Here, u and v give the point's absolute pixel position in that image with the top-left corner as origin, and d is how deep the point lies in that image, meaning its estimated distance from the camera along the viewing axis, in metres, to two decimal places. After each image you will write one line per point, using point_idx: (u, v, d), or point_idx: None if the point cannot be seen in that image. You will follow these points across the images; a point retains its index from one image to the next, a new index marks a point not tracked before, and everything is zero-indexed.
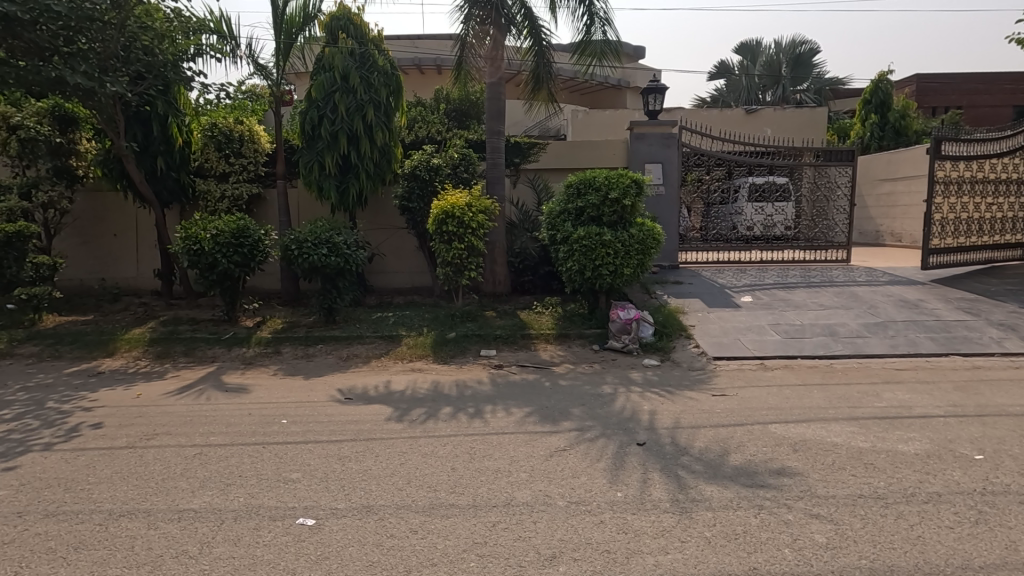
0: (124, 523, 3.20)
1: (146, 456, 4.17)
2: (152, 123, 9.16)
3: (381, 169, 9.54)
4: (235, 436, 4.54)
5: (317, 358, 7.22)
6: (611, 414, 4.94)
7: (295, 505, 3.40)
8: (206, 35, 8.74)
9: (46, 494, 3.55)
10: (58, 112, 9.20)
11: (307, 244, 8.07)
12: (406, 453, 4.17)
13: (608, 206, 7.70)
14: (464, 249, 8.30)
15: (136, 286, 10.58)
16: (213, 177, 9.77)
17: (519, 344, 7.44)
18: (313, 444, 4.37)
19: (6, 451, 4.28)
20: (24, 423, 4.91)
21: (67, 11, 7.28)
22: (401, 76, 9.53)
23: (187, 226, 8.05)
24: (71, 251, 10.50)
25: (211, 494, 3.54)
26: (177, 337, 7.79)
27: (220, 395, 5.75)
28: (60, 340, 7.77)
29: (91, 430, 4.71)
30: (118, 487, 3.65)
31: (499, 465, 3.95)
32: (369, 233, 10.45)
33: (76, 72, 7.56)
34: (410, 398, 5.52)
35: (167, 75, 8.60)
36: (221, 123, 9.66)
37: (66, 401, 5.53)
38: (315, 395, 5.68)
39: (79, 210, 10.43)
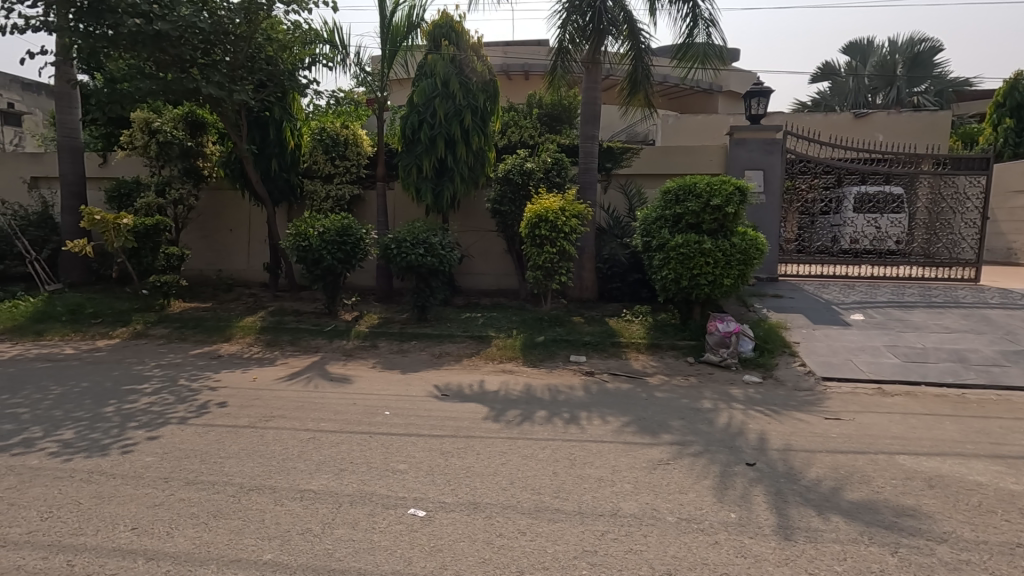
0: (253, 497, 3.44)
1: (267, 436, 4.48)
2: (269, 127, 9.90)
3: (474, 173, 9.75)
4: (343, 424, 4.78)
5: (412, 354, 7.45)
6: (714, 430, 4.72)
7: (405, 495, 3.51)
8: (321, 46, 9.35)
9: (185, 464, 3.90)
10: (189, 117, 10.15)
11: (405, 243, 8.35)
12: (506, 453, 4.20)
13: (709, 213, 7.41)
14: (555, 253, 8.26)
15: (246, 278, 11.46)
16: (319, 178, 10.41)
17: (609, 352, 7.30)
18: (416, 437, 4.50)
19: (150, 422, 4.75)
20: (162, 397, 5.44)
21: (206, 27, 8.02)
22: (498, 81, 9.68)
23: (297, 224, 8.58)
24: (193, 244, 11.57)
25: (327, 477, 3.74)
26: (284, 327, 8.34)
27: (326, 384, 6.09)
28: (185, 324, 8.56)
29: (218, 409, 5.14)
30: (245, 463, 3.94)
31: (601, 473, 3.87)
32: (461, 235, 10.70)
33: (210, 83, 8.31)
34: (504, 399, 5.57)
35: (284, 83, 9.15)
36: (329, 128, 10.32)
37: (195, 380, 6.08)
38: (412, 389, 5.87)
39: (201, 206, 11.46)
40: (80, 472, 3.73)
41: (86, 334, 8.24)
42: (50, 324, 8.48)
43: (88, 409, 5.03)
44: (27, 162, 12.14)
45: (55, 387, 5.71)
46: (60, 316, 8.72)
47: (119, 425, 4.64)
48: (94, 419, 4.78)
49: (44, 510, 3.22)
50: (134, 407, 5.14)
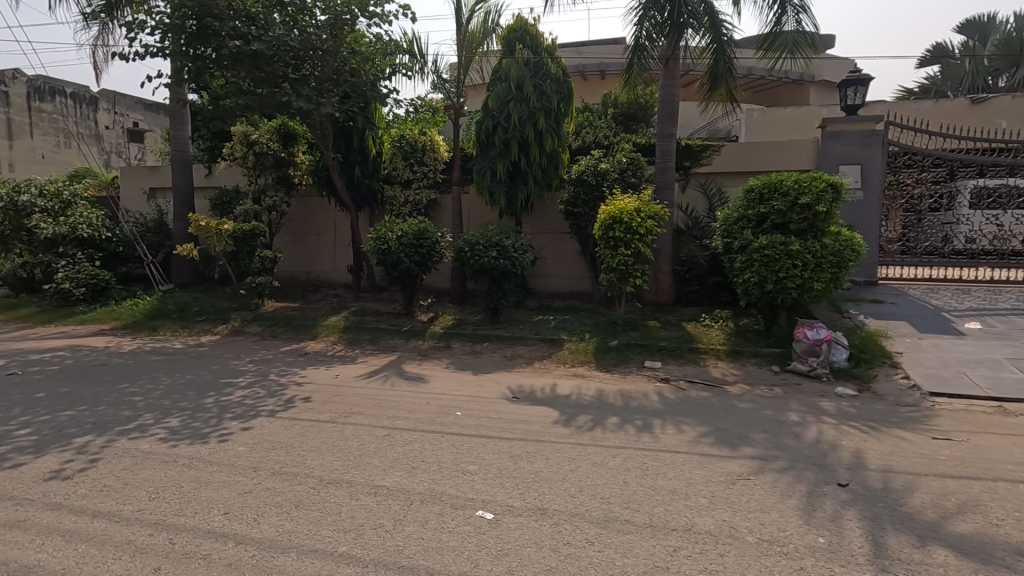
0: (330, 490, 3.61)
1: (346, 432, 4.69)
2: (353, 136, 10.45)
3: (548, 175, 9.73)
4: (417, 423, 4.91)
5: (484, 355, 7.54)
6: (802, 446, 4.40)
7: (474, 497, 3.54)
8: (400, 56, 9.70)
9: (272, 455, 4.16)
10: (282, 129, 10.89)
11: (479, 246, 8.45)
12: (576, 459, 4.14)
13: (797, 212, 6.93)
14: (630, 255, 8.05)
15: (332, 279, 12.11)
16: (399, 183, 10.80)
17: (685, 358, 7.02)
18: (486, 438, 4.54)
19: (244, 413, 5.13)
20: (254, 390, 5.86)
21: (297, 44, 8.57)
22: (572, 82, 9.61)
23: (377, 228, 8.93)
24: (285, 248, 12.39)
25: (400, 475, 3.85)
26: (364, 327, 8.72)
27: (402, 382, 6.30)
28: (276, 322, 9.17)
29: (303, 403, 5.45)
30: (325, 457, 4.14)
31: (675, 485, 3.71)
32: (534, 237, 10.71)
33: (300, 96, 8.86)
34: (575, 404, 5.49)
35: (366, 93, 9.59)
36: (408, 135, 10.69)
37: (284, 376, 6.49)
38: (484, 391, 5.93)
39: (293, 212, 12.26)
40: (183, 457, 4.08)
41: (192, 330, 9.03)
42: (163, 320, 9.38)
43: (192, 400, 5.50)
44: (147, 175, 13.56)
45: (165, 378, 6.30)
46: (171, 313, 9.63)
47: (217, 415, 5.03)
48: (196, 408, 5.22)
49: (152, 491, 3.55)
50: (230, 399, 5.56)
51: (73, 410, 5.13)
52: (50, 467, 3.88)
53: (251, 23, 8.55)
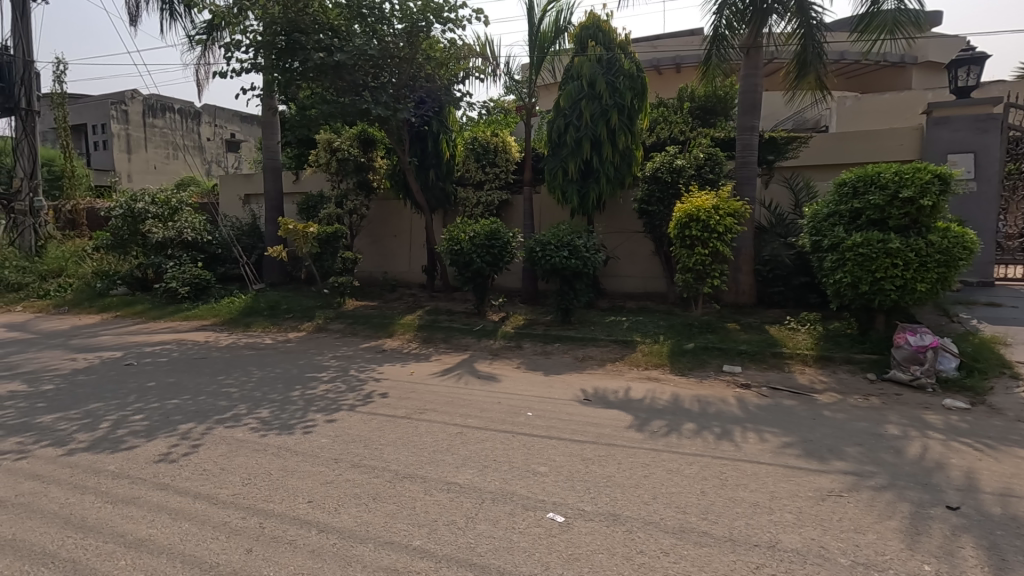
0: (406, 484, 3.72)
1: (420, 428, 4.82)
2: (427, 140, 10.65)
3: (621, 173, 9.55)
4: (488, 422, 4.96)
5: (555, 356, 7.50)
6: (903, 462, 4.02)
7: (544, 498, 3.53)
8: (474, 59, 9.93)
9: (352, 447, 4.35)
10: (362, 136, 11.43)
11: (550, 246, 8.41)
12: (650, 466, 4.01)
13: (898, 207, 6.36)
14: (707, 255, 7.71)
15: (407, 279, 12.53)
16: (471, 185, 11.01)
17: (768, 363, 6.63)
18: (557, 440, 4.51)
19: (327, 406, 5.40)
20: (336, 385, 6.16)
21: (376, 53, 8.96)
22: (647, 77, 9.37)
23: (450, 230, 9.13)
24: (365, 249, 12.96)
25: (472, 473, 3.90)
26: (438, 326, 8.94)
27: (475, 381, 6.39)
28: (356, 320, 9.61)
29: (380, 399, 5.66)
30: (401, 452, 4.27)
31: (757, 498, 3.51)
32: (607, 237, 10.53)
33: (379, 103, 9.21)
34: (649, 408, 5.34)
35: (442, 97, 9.98)
36: (480, 137, 10.89)
37: (363, 371, 6.78)
38: (555, 392, 5.89)
39: (371, 215, 12.79)
40: (271, 447, 4.36)
41: (281, 327, 9.65)
42: (256, 317, 10.09)
43: (280, 392, 5.86)
44: (242, 183, 14.69)
45: (257, 371, 6.76)
46: (262, 311, 10.33)
47: (303, 408, 5.33)
48: (284, 401, 5.55)
49: (244, 477, 3.81)
50: (314, 392, 5.88)
51: (179, 399, 5.62)
52: (159, 450, 4.27)
53: (341, 39, 8.94)
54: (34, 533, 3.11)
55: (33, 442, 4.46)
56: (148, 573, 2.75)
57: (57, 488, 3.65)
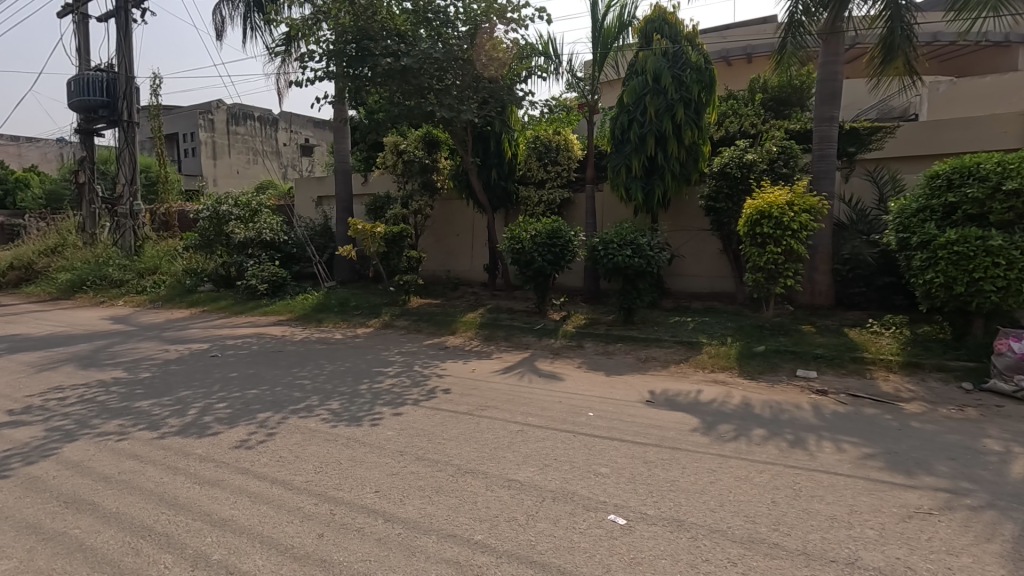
0: (468, 479, 3.78)
1: (482, 424, 4.88)
2: (490, 140, 10.86)
3: (687, 169, 9.27)
4: (549, 421, 4.95)
5: (617, 356, 7.38)
6: (1004, 481, 3.66)
7: (605, 499, 3.48)
8: (536, 58, 9.93)
9: (417, 441, 4.47)
10: (426, 137, 11.72)
11: (612, 245, 8.28)
12: (716, 472, 3.87)
13: (1000, 200, 5.82)
14: (780, 253, 7.33)
15: (470, 278, 12.73)
16: (533, 184, 11.02)
17: (848, 368, 6.23)
18: (619, 441, 4.44)
19: (393, 400, 5.58)
20: (401, 380, 6.35)
21: (441, 55, 9.16)
22: (715, 69, 9.05)
23: (512, 228, 9.18)
24: (429, 248, 13.28)
25: (532, 471, 3.91)
26: (499, 324, 9.02)
27: (536, 380, 6.40)
28: (420, 318, 9.87)
29: (443, 395, 5.79)
30: (464, 447, 4.35)
31: (834, 511, 3.30)
32: (672, 235, 10.26)
33: (443, 105, 9.39)
34: (716, 412, 5.15)
35: (504, 97, 10.00)
36: (542, 136, 10.87)
37: (427, 367, 6.96)
38: (617, 393, 5.80)
39: (435, 215, 13.09)
40: (341, 437, 4.55)
41: (351, 323, 10.06)
42: (327, 313, 10.58)
43: (350, 386, 6.12)
44: (315, 185, 15.44)
45: (328, 365, 7.09)
46: (333, 307, 10.81)
47: (370, 401, 5.53)
48: (353, 393, 5.79)
49: (316, 465, 4.00)
50: (380, 386, 6.09)
51: (257, 389, 5.99)
52: (241, 437, 4.57)
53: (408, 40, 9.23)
54: (133, 508, 3.41)
55: (132, 425, 4.88)
56: (231, 550, 2.95)
57: (153, 468, 3.98)
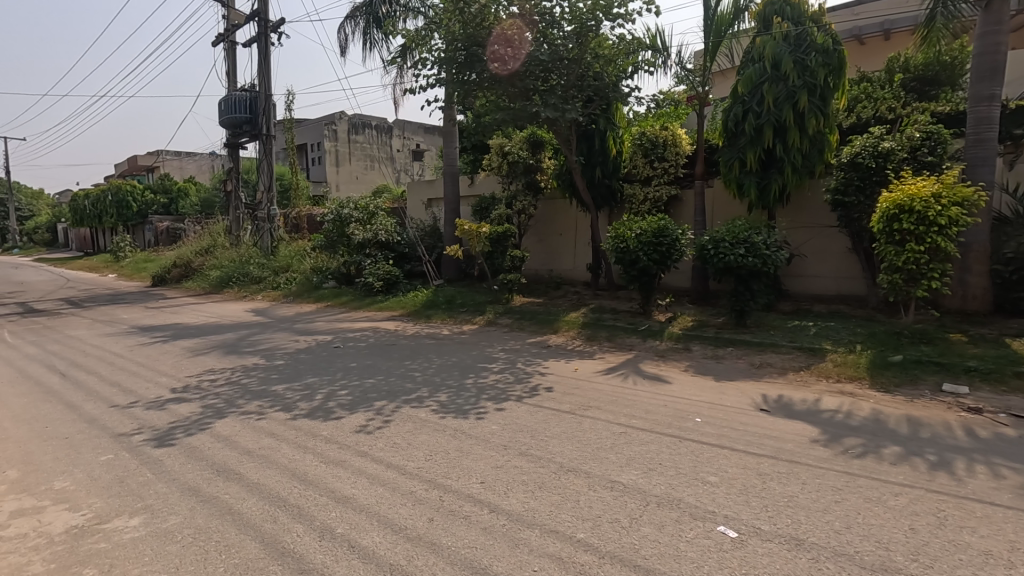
0: (570, 477, 3.80)
1: (584, 424, 4.87)
2: (594, 138, 10.81)
3: (811, 161, 8.54)
4: (654, 424, 4.82)
5: (728, 360, 6.99)
6: None
7: (714, 509, 3.33)
8: (643, 52, 9.68)
9: (520, 436, 4.56)
10: (531, 138, 11.86)
11: (724, 244, 7.84)
12: (842, 490, 3.54)
13: None
14: (923, 252, 6.52)
15: (572, 277, 12.71)
16: (638, 181, 10.77)
17: (1008, 385, 5.41)
18: (730, 450, 4.21)
19: (497, 396, 5.74)
20: (505, 376, 6.50)
21: (546, 56, 9.25)
22: (845, 51, 8.27)
23: (616, 227, 9.03)
24: (532, 248, 13.45)
25: (636, 474, 3.83)
26: (602, 324, 8.92)
27: (641, 382, 6.25)
28: (523, 316, 10.03)
29: (546, 392, 5.84)
30: (566, 445, 4.37)
31: (990, 547, 2.89)
32: (792, 232, 9.52)
33: (548, 106, 9.46)
34: (842, 425, 4.70)
35: (609, 94, 10.01)
36: (649, 132, 10.57)
37: (530, 365, 7.07)
38: (729, 399, 5.50)
39: (539, 214, 13.22)
40: (448, 428, 4.77)
41: (457, 319, 10.47)
42: (435, 310, 11.10)
43: (457, 379, 6.38)
44: (426, 188, 16.26)
45: (437, 359, 7.44)
46: (441, 304, 11.32)
47: (476, 395, 5.73)
48: (460, 387, 6.03)
49: (426, 453, 4.22)
50: (485, 381, 6.29)
51: (373, 378, 6.44)
52: (360, 422, 4.94)
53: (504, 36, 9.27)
54: (270, 480, 3.82)
55: (270, 406, 5.47)
56: (352, 526, 3.20)
57: (286, 446, 4.42)
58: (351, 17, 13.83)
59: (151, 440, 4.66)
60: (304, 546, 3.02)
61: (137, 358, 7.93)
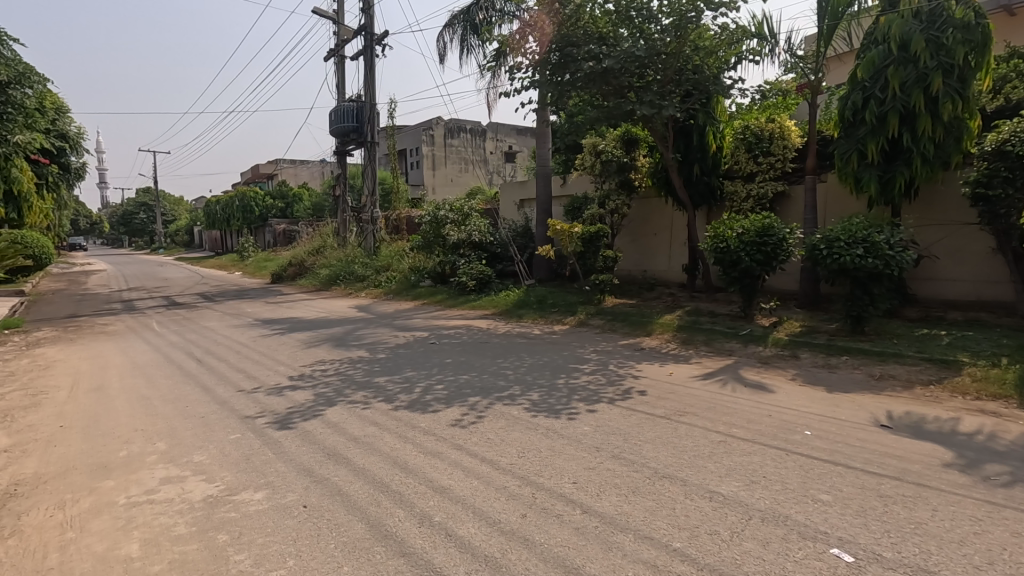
0: (665, 483, 3.69)
1: (680, 430, 4.70)
2: (693, 133, 10.43)
3: (945, 151, 7.63)
4: (757, 435, 4.55)
5: (842, 370, 6.44)
6: None
7: (826, 529, 3.08)
8: (748, 41, 9.13)
9: (613, 439, 4.49)
10: (625, 136, 11.65)
11: (838, 244, 7.22)
12: (985, 522, 3.13)
13: None
14: None
15: (667, 278, 12.30)
16: (740, 177, 10.25)
17: None
18: (845, 468, 3.87)
19: (589, 397, 5.70)
20: (597, 378, 6.44)
21: (643, 52, 8.92)
22: (991, 24, 7.28)
23: (716, 226, 8.62)
24: (625, 248, 13.19)
25: (737, 485, 3.64)
26: (699, 328, 8.56)
27: (742, 389, 5.92)
28: (615, 318, 9.88)
29: (639, 396, 5.71)
30: (661, 451, 4.24)
31: None
32: (920, 231, 8.58)
33: (644, 103, 9.21)
34: (983, 448, 4.16)
35: (710, 88, 9.55)
36: (753, 125, 10.00)
37: (622, 367, 6.94)
38: (843, 412, 5.06)
39: (632, 214, 12.95)
40: (540, 426, 4.81)
41: (548, 319, 10.51)
42: (526, 310, 11.22)
43: (548, 379, 6.42)
44: (518, 189, 16.48)
45: (529, 358, 7.52)
46: (532, 304, 11.42)
47: (567, 396, 5.73)
48: (551, 387, 6.06)
49: (519, 450, 4.29)
50: (576, 382, 6.27)
51: (467, 375, 6.65)
52: (456, 416, 5.12)
53: (553, 30, 9.34)
54: (374, 467, 4.07)
55: (373, 397, 5.82)
56: (449, 515, 3.33)
57: (388, 435, 4.69)
58: (449, 26, 14.31)
59: (272, 422, 5.14)
60: (406, 531, 3.18)
61: (259, 348, 8.76)
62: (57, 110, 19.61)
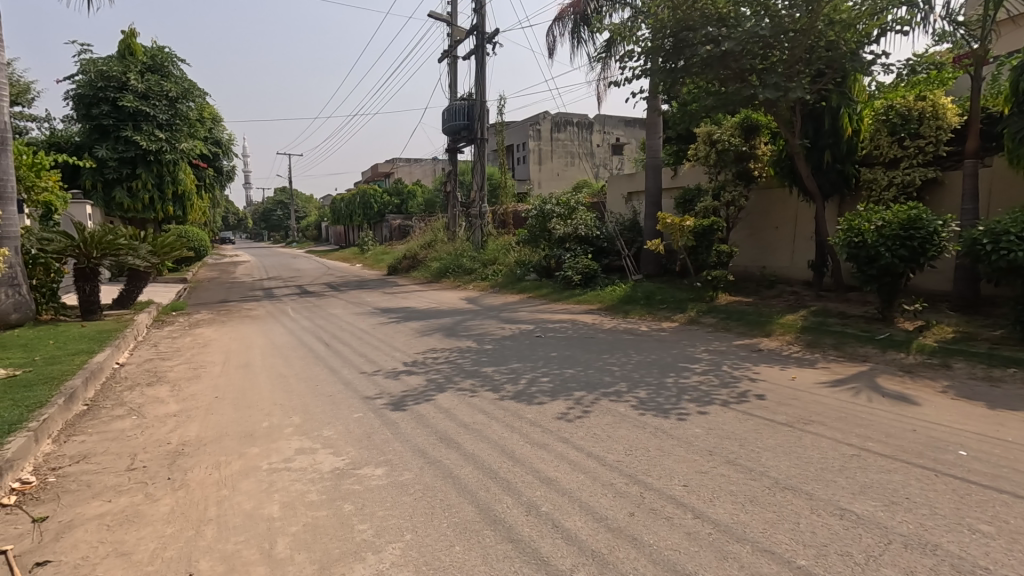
0: (787, 496, 3.42)
1: (805, 439, 4.33)
2: (824, 117, 9.48)
3: None
4: (898, 451, 4.06)
5: (1009, 383, 5.56)
6: None
7: (987, 565, 2.69)
8: (895, 10, 8.14)
9: (727, 444, 4.25)
10: (745, 123, 10.90)
11: (1007, 238, 6.22)
12: None
13: None
14: None
15: (789, 276, 11.38)
16: (881, 164, 9.24)
17: None
18: (1012, 497, 3.34)
19: (701, 398, 5.44)
20: (709, 379, 6.12)
21: (767, 31, 8.28)
22: None
23: (850, 218, 7.81)
24: (742, 242, 12.40)
25: (874, 505, 3.28)
26: (827, 330, 7.83)
27: (879, 399, 5.32)
28: (729, 316, 9.34)
29: (757, 400, 5.34)
30: (782, 460, 3.94)
31: None
32: None
33: (768, 86, 8.55)
34: None
35: (846, 66, 8.57)
36: (899, 104, 8.95)
37: (737, 369, 6.54)
38: (1009, 433, 4.37)
39: (751, 206, 12.14)
40: (649, 426, 4.67)
41: (656, 316, 10.19)
42: (633, 305, 10.97)
43: (657, 377, 6.21)
44: (626, 182, 16.11)
45: (635, 355, 7.34)
46: (639, 299, 11.14)
47: (677, 395, 5.51)
48: (660, 385, 5.86)
49: (626, 448, 4.20)
50: (687, 382, 6.01)
51: (573, 369, 6.63)
52: (561, 410, 5.13)
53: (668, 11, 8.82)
54: (483, 453, 4.20)
55: (481, 386, 6.00)
56: (556, 507, 3.35)
57: (495, 424, 4.81)
58: (560, 19, 14.26)
59: (389, 405, 5.48)
60: (514, 517, 3.26)
61: (378, 335, 9.40)
62: (213, 119, 22.35)
